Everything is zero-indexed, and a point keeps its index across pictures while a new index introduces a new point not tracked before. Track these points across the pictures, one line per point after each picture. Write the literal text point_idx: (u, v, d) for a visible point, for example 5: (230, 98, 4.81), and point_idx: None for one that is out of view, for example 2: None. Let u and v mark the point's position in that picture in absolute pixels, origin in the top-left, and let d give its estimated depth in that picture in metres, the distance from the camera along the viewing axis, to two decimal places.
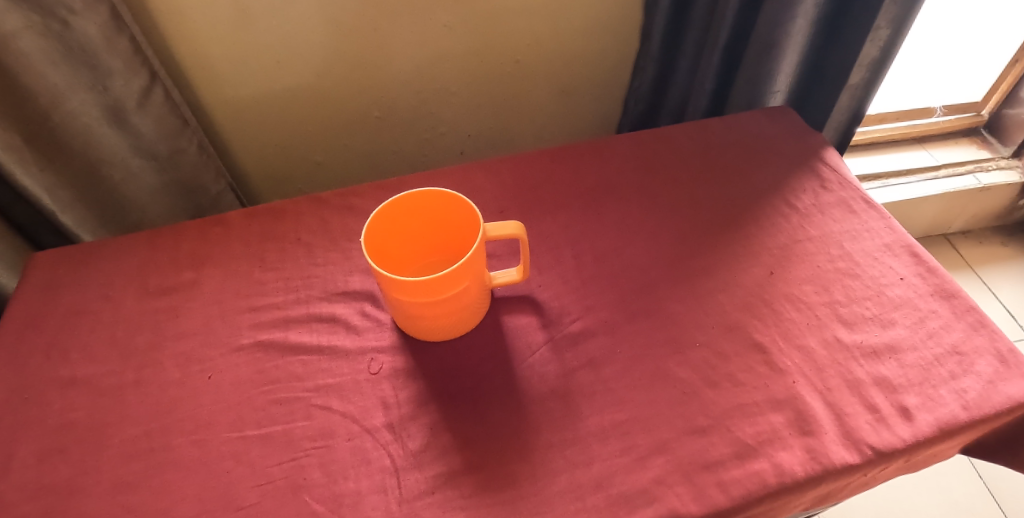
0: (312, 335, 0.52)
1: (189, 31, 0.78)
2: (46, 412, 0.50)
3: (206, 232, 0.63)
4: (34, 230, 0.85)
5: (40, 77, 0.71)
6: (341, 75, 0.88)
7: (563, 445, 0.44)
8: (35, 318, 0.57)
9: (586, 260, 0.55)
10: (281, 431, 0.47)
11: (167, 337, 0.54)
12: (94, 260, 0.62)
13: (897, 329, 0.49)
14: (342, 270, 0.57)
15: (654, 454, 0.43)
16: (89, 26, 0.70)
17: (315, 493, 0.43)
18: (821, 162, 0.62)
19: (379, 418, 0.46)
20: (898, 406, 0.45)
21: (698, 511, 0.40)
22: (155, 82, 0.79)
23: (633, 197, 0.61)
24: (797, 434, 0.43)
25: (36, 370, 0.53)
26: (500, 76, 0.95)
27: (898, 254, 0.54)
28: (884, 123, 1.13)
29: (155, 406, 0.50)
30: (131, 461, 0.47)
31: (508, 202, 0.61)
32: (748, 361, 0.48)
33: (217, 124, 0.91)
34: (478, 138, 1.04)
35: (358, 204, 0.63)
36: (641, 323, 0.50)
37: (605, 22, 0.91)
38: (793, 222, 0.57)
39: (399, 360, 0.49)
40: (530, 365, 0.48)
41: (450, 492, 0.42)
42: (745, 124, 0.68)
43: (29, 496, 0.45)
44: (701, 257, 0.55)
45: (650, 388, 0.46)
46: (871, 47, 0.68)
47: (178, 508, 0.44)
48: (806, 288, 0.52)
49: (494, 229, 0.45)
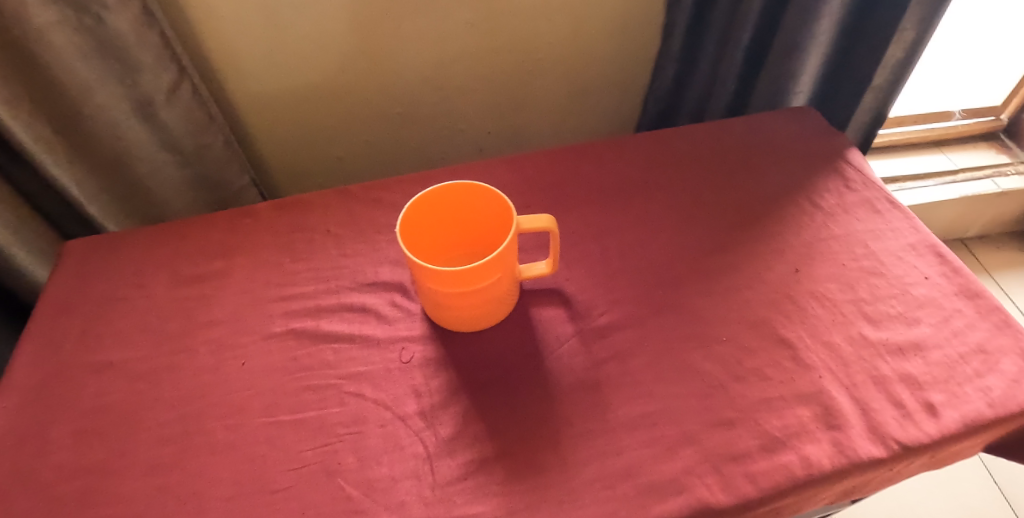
0: (344, 324, 0.53)
1: (218, 26, 0.80)
2: (81, 395, 0.51)
3: (235, 222, 0.64)
4: (62, 220, 0.87)
5: (72, 70, 0.72)
6: (364, 71, 0.89)
7: (593, 435, 0.44)
8: (68, 304, 0.58)
9: (613, 254, 0.56)
10: (314, 417, 0.48)
11: (199, 324, 0.55)
12: (125, 249, 0.63)
13: (922, 328, 0.50)
14: (371, 261, 0.58)
15: (683, 445, 0.44)
16: (121, 21, 0.71)
17: (348, 477, 0.44)
18: (845, 163, 0.63)
19: (411, 405, 0.47)
20: (923, 402, 0.45)
21: (726, 501, 0.41)
22: (184, 78, 0.80)
23: (658, 194, 0.61)
24: (824, 428, 0.44)
25: (71, 355, 0.54)
26: (523, 73, 0.96)
27: (922, 254, 0.54)
28: (901, 126, 1.13)
29: (189, 391, 0.51)
30: (166, 444, 0.48)
31: (534, 197, 0.61)
32: (774, 356, 0.48)
33: (242, 119, 0.93)
34: (497, 135, 1.05)
35: (385, 197, 0.64)
36: (668, 316, 0.51)
37: (626, 21, 0.92)
38: (818, 221, 0.57)
39: (430, 350, 0.50)
40: (558, 357, 0.49)
41: (482, 479, 0.43)
42: (768, 123, 0.68)
43: (66, 476, 0.46)
44: (726, 253, 0.56)
45: (678, 381, 0.47)
46: (896, 49, 0.68)
47: (213, 490, 0.45)
48: (831, 286, 0.52)
49: (528, 222, 0.45)
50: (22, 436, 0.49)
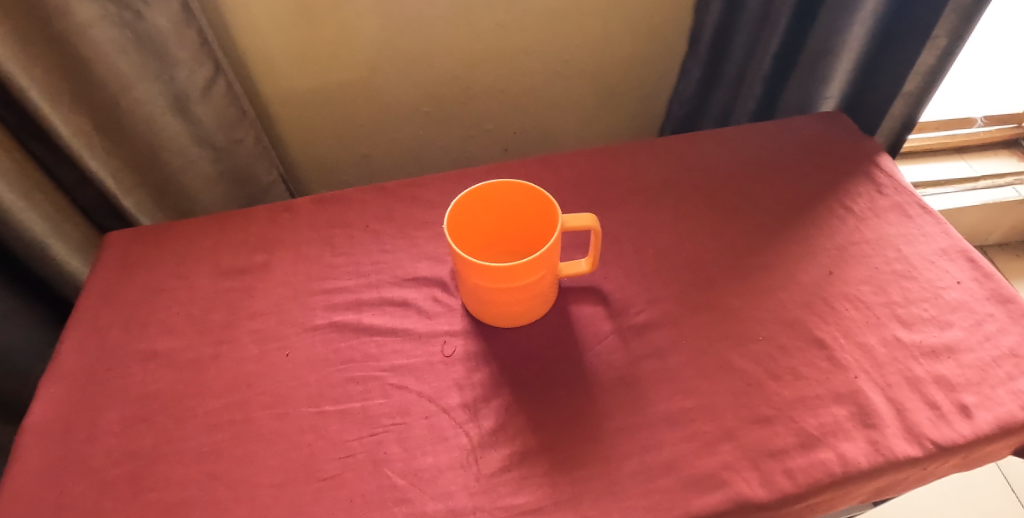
0: (385, 317, 0.54)
1: (255, 25, 0.81)
2: (128, 383, 0.53)
3: (274, 216, 0.65)
4: (96, 214, 0.88)
5: (111, 66, 0.73)
6: (395, 71, 0.91)
7: (633, 430, 0.45)
8: (112, 294, 0.59)
9: (648, 254, 0.57)
10: (359, 408, 0.49)
11: (243, 315, 0.57)
12: (166, 241, 0.64)
13: (955, 330, 0.50)
14: (410, 257, 0.59)
15: (721, 441, 0.45)
16: (161, 18, 0.72)
17: (394, 467, 0.45)
18: (875, 167, 0.63)
19: (454, 398, 0.48)
20: (957, 404, 0.46)
21: (765, 496, 0.42)
22: (218, 73, 0.81)
23: (693, 196, 0.62)
24: (860, 427, 0.45)
25: (117, 343, 0.55)
26: (550, 75, 0.97)
27: (954, 258, 0.55)
28: (921, 132, 1.14)
29: (234, 381, 0.52)
30: (214, 431, 0.49)
31: (569, 197, 0.63)
32: (809, 356, 0.49)
33: (273, 115, 0.94)
34: (522, 135, 1.06)
35: (422, 194, 0.65)
36: (704, 315, 0.52)
37: (654, 23, 0.93)
38: (849, 225, 0.58)
39: (471, 345, 0.51)
40: (597, 353, 0.50)
41: (525, 471, 0.44)
42: (799, 128, 0.69)
43: (116, 461, 0.48)
44: (760, 255, 0.57)
45: (716, 378, 0.48)
46: (928, 56, 0.69)
47: (261, 477, 0.46)
48: (864, 288, 0.53)
49: (572, 220, 0.46)
50: (71, 422, 0.50)
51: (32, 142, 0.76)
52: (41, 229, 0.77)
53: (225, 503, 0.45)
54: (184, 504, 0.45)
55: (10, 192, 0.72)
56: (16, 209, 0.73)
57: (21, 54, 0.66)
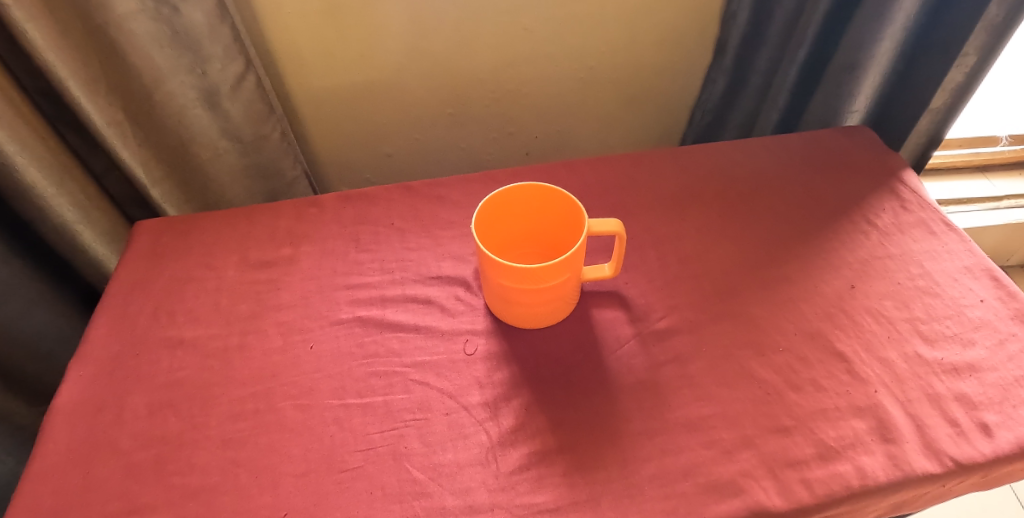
0: (408, 314, 0.55)
1: (287, 23, 0.83)
2: (155, 368, 0.53)
3: (302, 211, 0.66)
4: (124, 203, 0.89)
5: (147, 58, 0.74)
6: (421, 72, 0.92)
7: (653, 434, 0.46)
8: (141, 282, 0.60)
9: (670, 261, 0.58)
10: (380, 402, 0.50)
11: (269, 307, 0.58)
12: (195, 232, 0.65)
13: (977, 349, 0.50)
14: (434, 256, 0.60)
15: (740, 448, 0.45)
16: (196, 13, 0.72)
17: (415, 461, 0.46)
18: (899, 183, 0.63)
19: (475, 396, 0.49)
20: (978, 422, 0.46)
21: (782, 505, 0.42)
22: (249, 70, 0.81)
23: (716, 205, 0.63)
24: (879, 441, 0.45)
25: (145, 329, 0.56)
26: (574, 81, 0.98)
27: (978, 276, 0.55)
28: (945, 149, 1.13)
29: (259, 370, 0.53)
30: (239, 419, 0.50)
31: (592, 202, 0.63)
32: (830, 368, 0.49)
33: (301, 112, 0.96)
34: (544, 140, 1.07)
35: (447, 195, 0.67)
36: (725, 324, 0.53)
37: (680, 33, 0.94)
38: (872, 239, 0.58)
39: (492, 344, 0.52)
40: (618, 357, 0.50)
41: (544, 470, 0.44)
42: (825, 141, 0.70)
43: (142, 445, 0.48)
44: (782, 265, 0.57)
45: (735, 386, 0.49)
46: (956, 73, 0.69)
47: (284, 465, 0.47)
48: (886, 303, 0.53)
49: (597, 225, 0.47)
50: (99, 405, 0.51)
51: (66, 130, 0.78)
52: (71, 216, 0.78)
53: (248, 490, 0.45)
54: (209, 489, 0.46)
55: (43, 179, 0.73)
56: (48, 195, 0.75)
57: (61, 44, 0.68)
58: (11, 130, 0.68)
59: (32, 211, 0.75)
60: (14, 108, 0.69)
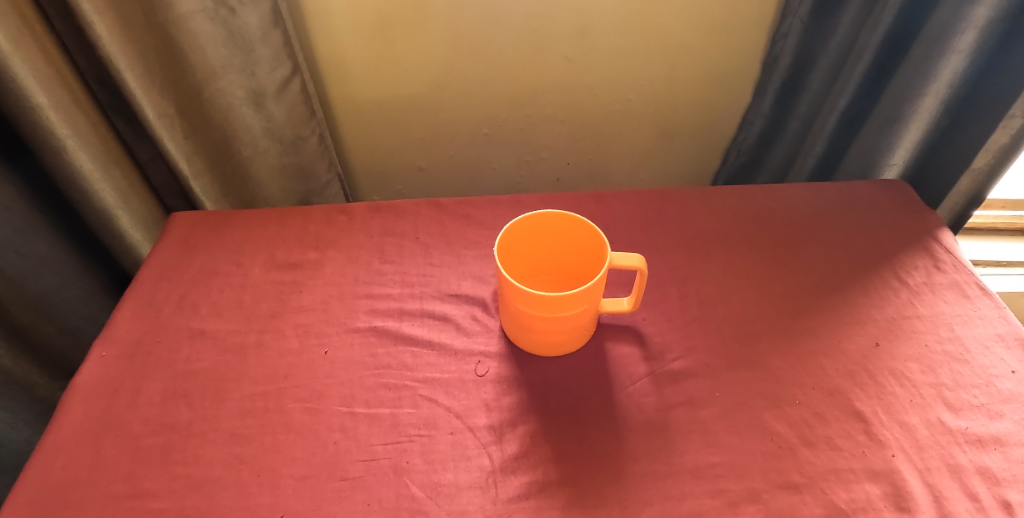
0: (423, 329, 0.56)
1: (336, 33, 0.85)
2: (174, 357, 0.55)
3: (331, 217, 0.67)
4: (163, 192, 0.91)
5: (202, 56, 0.76)
6: (460, 89, 0.94)
7: (656, 477, 0.45)
8: (171, 271, 0.62)
9: (691, 301, 0.57)
10: (388, 414, 0.50)
11: (290, 308, 0.59)
12: (227, 228, 0.67)
13: (1005, 422, 0.48)
14: (455, 274, 0.61)
15: (746, 502, 0.44)
16: (251, 16, 0.75)
17: (415, 478, 0.46)
18: (935, 242, 0.62)
19: (481, 419, 0.49)
20: (1000, 499, 0.44)
21: None
22: (295, 74, 0.84)
23: (742, 250, 0.62)
24: (893, 509, 0.43)
25: (168, 317, 0.58)
26: (610, 113, 0.99)
27: (1011, 346, 0.53)
28: (985, 209, 1.10)
29: (273, 370, 0.53)
30: (249, 416, 0.50)
31: (617, 235, 0.63)
32: (847, 427, 0.48)
33: (341, 121, 0.98)
34: (575, 168, 1.07)
35: (474, 215, 0.67)
36: (741, 372, 0.52)
37: (721, 72, 0.94)
38: (901, 297, 0.57)
39: (504, 368, 0.52)
40: (629, 393, 0.50)
41: (542, 501, 0.44)
42: (860, 192, 0.69)
43: (153, 430, 0.49)
44: (807, 317, 0.56)
45: (747, 436, 0.47)
46: (1001, 134, 0.68)
47: (287, 467, 0.47)
48: (912, 366, 0.52)
49: (620, 259, 0.47)
50: (116, 386, 0.52)
51: (116, 118, 0.81)
52: (112, 201, 0.81)
53: (249, 488, 0.46)
54: (211, 483, 0.46)
55: (89, 162, 0.76)
56: (93, 179, 0.77)
57: (121, 38, 0.71)
58: (63, 113, 0.71)
59: (76, 193, 0.78)
60: (69, 93, 0.73)
